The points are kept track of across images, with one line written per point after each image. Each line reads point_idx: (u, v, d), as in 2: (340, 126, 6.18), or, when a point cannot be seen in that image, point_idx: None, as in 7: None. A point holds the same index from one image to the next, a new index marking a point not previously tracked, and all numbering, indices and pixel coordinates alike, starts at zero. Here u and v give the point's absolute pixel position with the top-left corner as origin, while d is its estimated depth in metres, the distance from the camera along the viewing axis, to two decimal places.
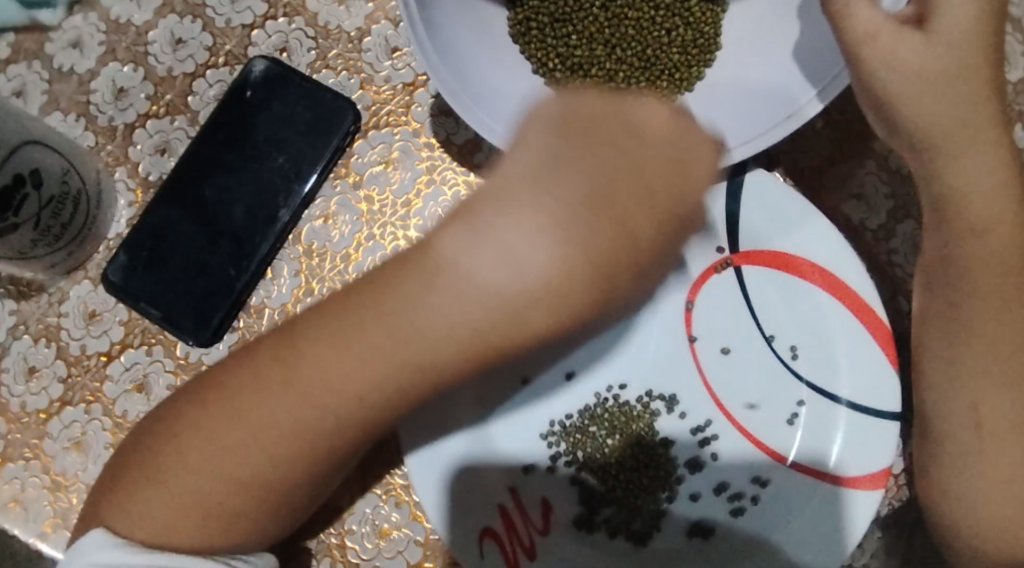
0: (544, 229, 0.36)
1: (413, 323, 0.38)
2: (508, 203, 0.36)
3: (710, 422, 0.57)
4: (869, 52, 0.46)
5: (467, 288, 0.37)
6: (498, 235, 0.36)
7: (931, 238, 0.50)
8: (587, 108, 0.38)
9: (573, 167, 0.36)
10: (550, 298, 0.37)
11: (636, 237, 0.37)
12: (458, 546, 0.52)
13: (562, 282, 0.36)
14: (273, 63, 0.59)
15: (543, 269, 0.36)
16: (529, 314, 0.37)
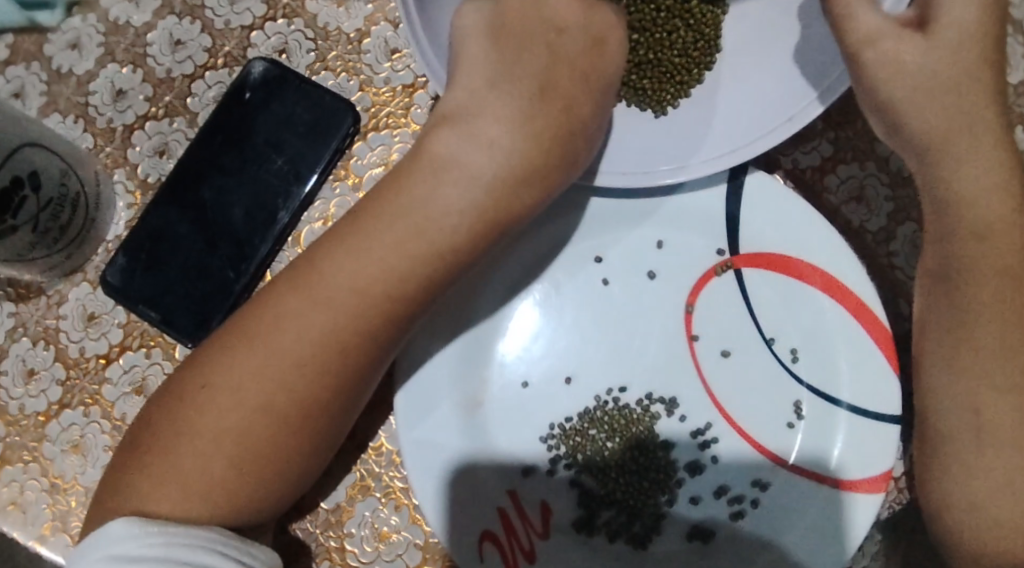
0: (511, 118, 0.47)
1: (426, 211, 0.46)
2: (481, 105, 0.48)
3: (710, 425, 0.57)
4: (871, 55, 0.46)
5: (461, 172, 0.47)
6: (476, 127, 0.47)
7: (931, 240, 0.50)
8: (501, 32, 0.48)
9: (514, 74, 0.48)
10: (527, 169, 0.47)
11: (577, 116, 0.48)
12: (453, 542, 0.53)
13: (532, 155, 0.47)
14: (272, 65, 0.59)
15: (515, 147, 0.47)
16: (519, 188, 0.47)
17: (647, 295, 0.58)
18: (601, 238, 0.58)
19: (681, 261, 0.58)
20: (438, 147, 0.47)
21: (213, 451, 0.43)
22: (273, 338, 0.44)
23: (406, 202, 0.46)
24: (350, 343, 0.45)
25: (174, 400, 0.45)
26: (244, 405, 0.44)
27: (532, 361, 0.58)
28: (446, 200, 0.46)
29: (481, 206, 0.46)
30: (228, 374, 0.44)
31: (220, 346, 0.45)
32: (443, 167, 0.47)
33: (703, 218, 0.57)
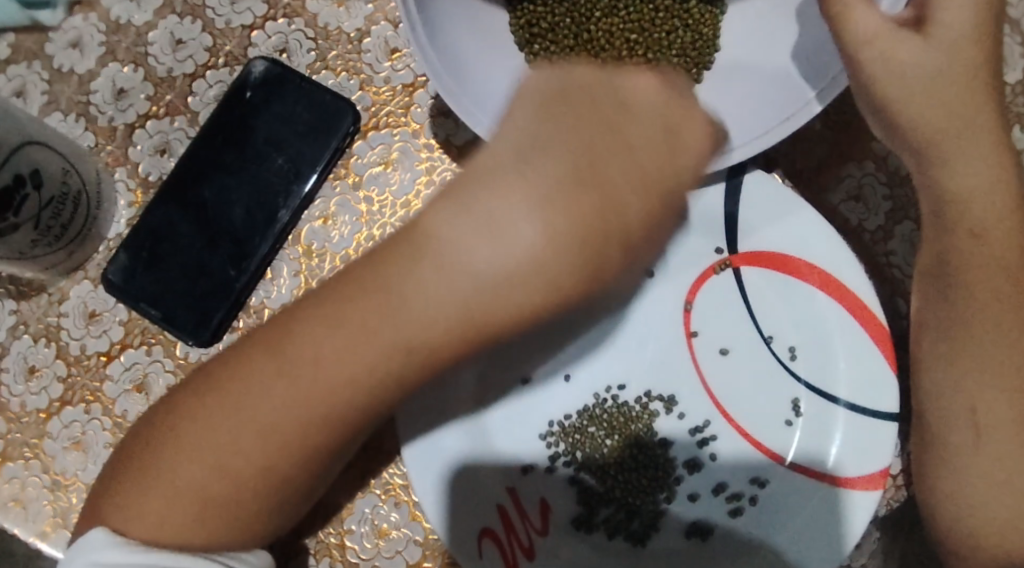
0: (533, 203, 0.37)
1: (402, 306, 0.38)
2: (496, 178, 0.37)
3: (708, 422, 0.57)
4: (868, 55, 0.46)
5: (458, 265, 0.37)
6: (487, 209, 0.37)
7: (928, 239, 0.50)
8: (568, 89, 0.40)
9: (558, 141, 0.38)
10: (534, 276, 0.37)
11: (624, 209, 0.38)
12: (452, 542, 0.53)
13: (542, 254, 0.37)
14: (273, 64, 0.59)
15: (525, 246, 0.37)
16: (516, 291, 0.37)
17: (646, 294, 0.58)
18: None
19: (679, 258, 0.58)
20: (437, 226, 0.38)
21: (177, 499, 0.41)
22: (240, 391, 0.40)
23: (393, 287, 0.38)
24: (315, 421, 0.39)
25: (146, 438, 0.43)
26: (206, 461, 0.40)
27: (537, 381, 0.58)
28: (435, 290, 0.37)
29: (469, 304, 0.37)
30: (195, 423, 0.41)
31: (189, 392, 0.42)
32: (438, 253, 0.37)
33: (701, 216, 0.57)
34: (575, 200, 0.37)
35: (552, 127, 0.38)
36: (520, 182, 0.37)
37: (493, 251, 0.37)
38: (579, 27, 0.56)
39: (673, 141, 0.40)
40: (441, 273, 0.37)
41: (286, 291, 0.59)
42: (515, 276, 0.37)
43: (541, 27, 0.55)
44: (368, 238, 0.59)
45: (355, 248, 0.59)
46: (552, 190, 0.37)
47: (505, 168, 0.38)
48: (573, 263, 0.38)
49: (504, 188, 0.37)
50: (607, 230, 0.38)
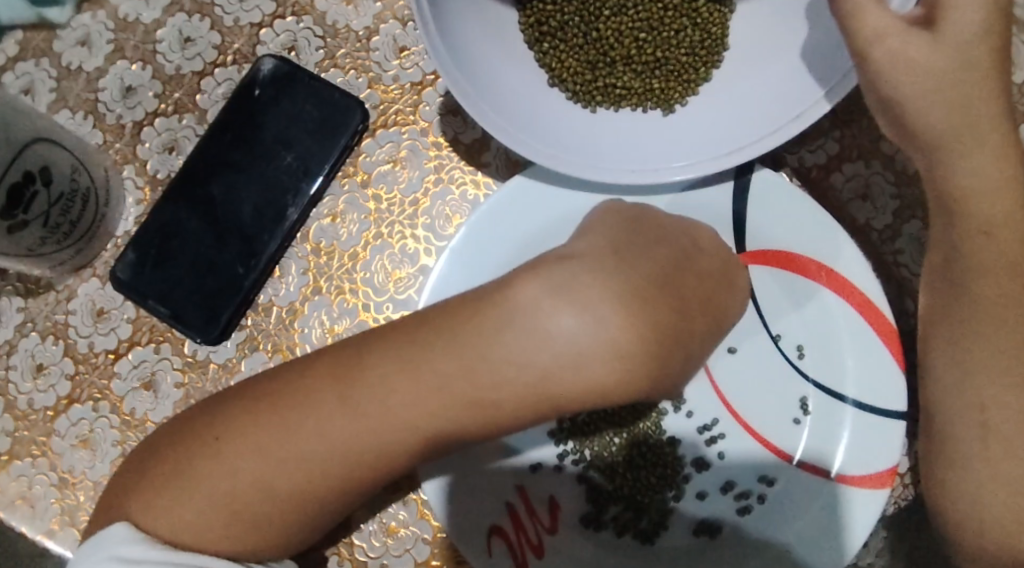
0: (617, 300, 0.44)
1: (488, 365, 0.43)
2: (583, 276, 0.44)
3: (717, 420, 0.57)
4: (878, 53, 0.46)
5: (542, 338, 0.43)
6: (582, 298, 0.43)
7: (937, 237, 0.50)
8: (650, 220, 0.51)
9: (643, 259, 0.46)
10: (609, 357, 0.43)
11: (686, 323, 0.47)
12: (462, 540, 0.54)
13: (617, 338, 0.43)
14: (282, 62, 0.59)
15: (602, 329, 0.43)
16: (593, 369, 0.43)
17: None
18: None
19: None
20: (524, 292, 0.44)
21: (208, 505, 0.43)
22: (294, 414, 0.44)
23: (479, 343, 0.43)
24: (372, 454, 0.44)
25: (185, 442, 0.45)
26: (246, 474, 0.43)
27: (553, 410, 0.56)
28: (516, 348, 0.43)
29: (544, 371, 0.43)
30: (241, 437, 0.44)
31: (238, 406, 0.45)
32: (524, 316, 0.44)
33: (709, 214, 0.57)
34: (647, 298, 0.45)
35: (631, 244, 0.47)
36: (600, 278, 0.44)
37: (578, 323, 0.43)
38: (588, 27, 0.56)
39: (729, 280, 0.51)
40: (528, 337, 0.43)
41: (294, 289, 0.59)
42: (587, 353, 0.43)
43: (551, 24, 0.55)
44: (376, 237, 0.59)
45: (363, 246, 0.59)
46: (637, 290, 0.44)
47: (600, 267, 0.45)
48: (646, 346, 0.44)
49: (593, 277, 0.44)
50: (671, 330, 0.45)
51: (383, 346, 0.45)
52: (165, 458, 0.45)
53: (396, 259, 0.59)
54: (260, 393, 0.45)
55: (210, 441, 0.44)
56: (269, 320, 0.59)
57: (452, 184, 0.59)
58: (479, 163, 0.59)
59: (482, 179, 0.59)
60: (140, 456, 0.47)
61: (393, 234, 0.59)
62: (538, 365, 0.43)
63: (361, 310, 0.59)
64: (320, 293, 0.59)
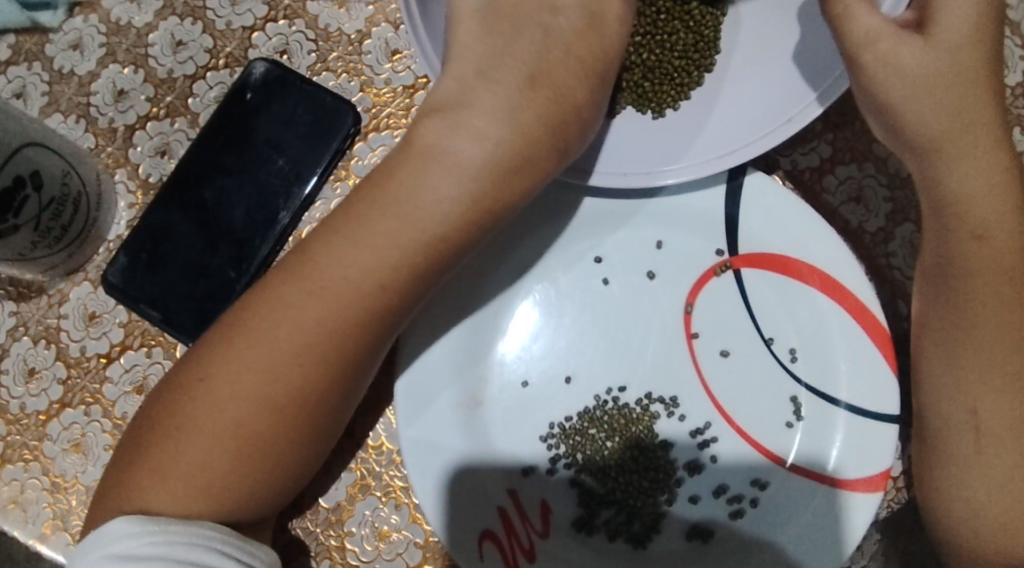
0: (500, 109, 0.48)
1: (415, 202, 0.47)
2: (470, 93, 0.49)
3: (709, 424, 0.57)
4: (869, 57, 0.46)
5: (455, 161, 0.48)
6: (470, 122, 0.48)
7: (929, 241, 0.50)
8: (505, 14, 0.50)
9: (502, 65, 0.49)
10: (522, 161, 0.48)
11: (574, 101, 0.49)
12: (453, 542, 0.53)
13: (521, 144, 0.48)
14: (273, 65, 0.59)
15: (503, 137, 0.48)
16: (513, 176, 0.48)
17: (645, 295, 0.58)
18: (602, 237, 0.58)
19: (678, 261, 0.58)
20: (430, 136, 0.48)
21: (212, 445, 0.44)
22: (269, 327, 0.45)
23: (400, 189, 0.47)
24: (343, 329, 0.46)
25: (172, 394, 0.46)
26: (238, 401, 0.44)
27: (546, 395, 0.57)
28: (434, 187, 0.47)
29: (474, 191, 0.47)
30: (225, 367, 0.45)
31: (213, 344, 0.46)
32: (436, 157, 0.48)
33: (701, 218, 0.57)
34: (531, 102, 0.49)
35: (499, 47, 0.50)
36: (491, 91, 0.49)
37: (475, 142, 0.48)
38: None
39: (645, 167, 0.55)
40: (446, 171, 0.47)
41: None
42: (501, 167, 0.48)
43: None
44: None
45: None
46: (518, 99, 0.49)
47: (473, 92, 0.49)
48: (543, 137, 0.48)
49: (474, 111, 0.48)
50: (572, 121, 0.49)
51: (331, 237, 0.47)
52: (156, 413, 0.46)
53: None
54: (228, 328, 0.46)
55: (196, 382, 0.45)
56: None
57: None
58: None
59: None
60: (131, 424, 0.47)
61: None
62: (466, 186, 0.47)
63: None
64: None
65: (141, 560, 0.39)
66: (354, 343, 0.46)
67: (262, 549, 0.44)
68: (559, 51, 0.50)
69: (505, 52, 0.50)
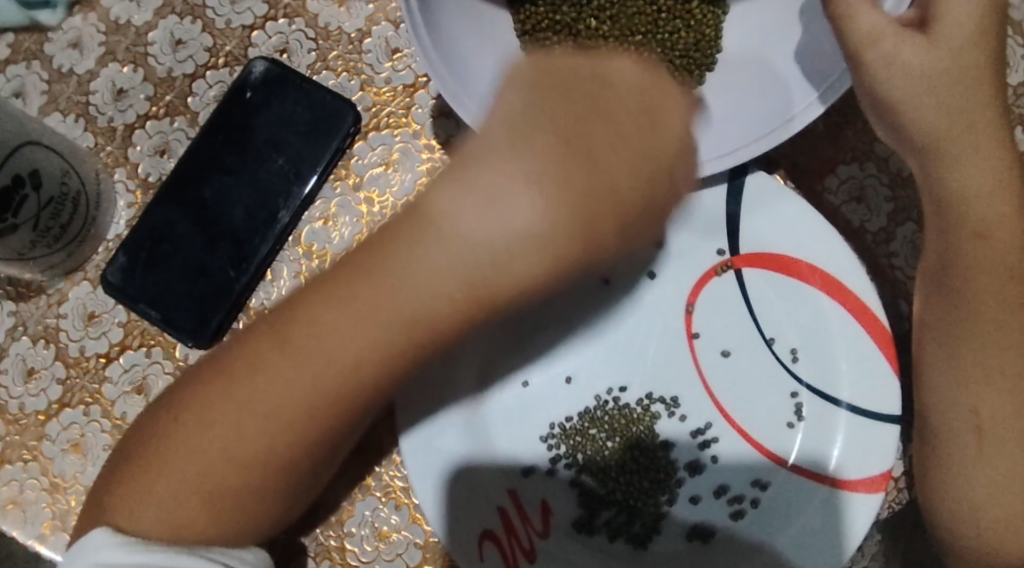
0: (526, 174, 0.36)
1: (403, 279, 0.37)
2: (486, 162, 0.37)
3: (709, 425, 0.57)
4: (872, 56, 0.46)
5: (457, 237, 0.36)
6: (490, 187, 0.36)
7: (931, 240, 0.50)
8: (554, 67, 0.39)
9: (537, 116, 0.37)
10: (544, 245, 0.37)
11: (615, 187, 0.37)
12: (453, 543, 0.52)
13: (536, 238, 0.37)
14: (273, 64, 0.59)
15: (523, 228, 0.36)
16: (523, 259, 0.37)
17: (646, 294, 0.58)
18: None
19: (679, 260, 0.58)
20: (438, 200, 0.37)
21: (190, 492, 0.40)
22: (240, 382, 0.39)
23: (392, 263, 0.37)
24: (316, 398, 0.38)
25: (152, 431, 0.42)
26: (212, 453, 0.40)
27: (546, 399, 0.58)
28: (431, 261, 0.37)
29: (469, 274, 0.36)
30: (197, 417, 0.40)
31: (194, 379, 0.42)
32: (438, 227, 0.37)
33: (704, 217, 0.57)
34: (558, 148, 0.36)
35: (536, 105, 0.37)
36: (519, 170, 0.36)
37: (485, 217, 0.36)
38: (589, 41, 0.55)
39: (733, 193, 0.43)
40: (443, 249, 0.36)
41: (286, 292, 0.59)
42: (505, 262, 0.37)
43: (549, 32, 0.55)
44: None
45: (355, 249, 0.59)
46: (549, 170, 0.36)
47: (500, 147, 0.37)
48: (559, 239, 0.37)
49: (496, 168, 0.36)
50: (604, 212, 0.37)
51: (311, 295, 0.39)
52: (138, 446, 0.43)
53: None
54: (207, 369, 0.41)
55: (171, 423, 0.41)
56: None
57: None
58: None
59: None
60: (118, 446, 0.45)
61: None
62: (463, 269, 0.36)
63: None
64: None
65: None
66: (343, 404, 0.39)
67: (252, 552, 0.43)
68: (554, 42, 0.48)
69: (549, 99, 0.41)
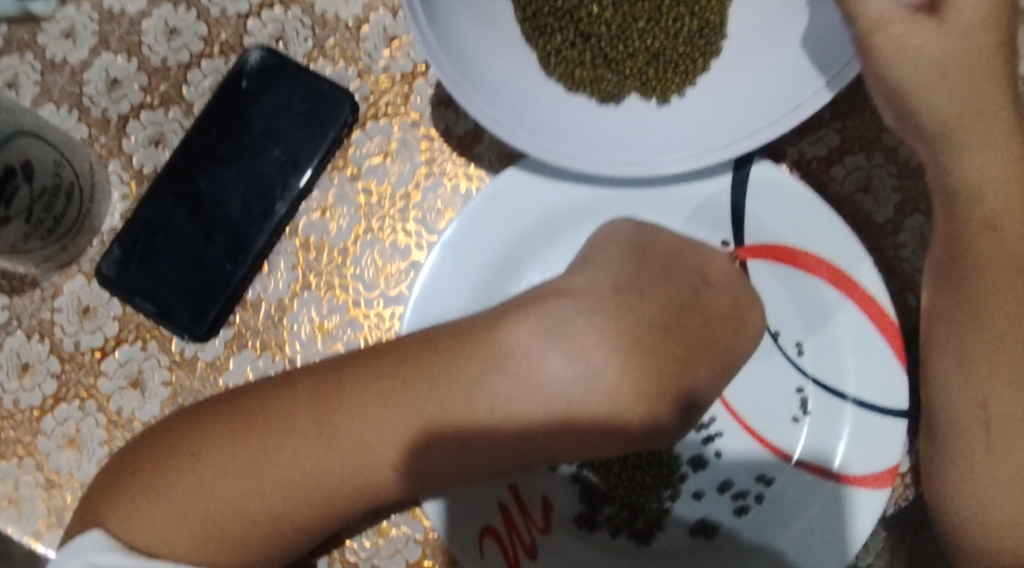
0: (610, 342, 0.45)
1: (470, 407, 0.44)
2: (580, 323, 0.45)
3: (714, 419, 0.56)
4: (880, 43, 0.44)
5: (534, 382, 0.44)
6: (574, 338, 0.45)
7: (941, 231, 0.49)
8: (662, 248, 0.50)
9: (636, 306, 0.46)
10: (602, 409, 0.44)
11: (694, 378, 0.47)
12: (455, 541, 0.52)
13: (605, 411, 0.44)
14: (268, 53, 0.58)
15: (595, 385, 0.44)
16: (575, 426, 0.44)
17: None
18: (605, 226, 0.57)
19: None
20: (522, 336, 0.45)
21: (188, 522, 0.43)
22: (272, 436, 0.44)
23: (463, 393, 0.44)
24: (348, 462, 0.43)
25: (164, 455, 0.45)
26: (219, 494, 0.43)
27: None
28: (501, 388, 0.44)
29: (530, 421, 0.44)
30: (219, 455, 0.44)
31: (222, 416, 0.45)
32: (515, 360, 0.45)
33: (711, 208, 0.56)
34: (655, 361, 0.45)
35: (644, 281, 0.48)
36: (608, 322, 0.45)
37: (565, 370, 0.44)
38: (589, 28, 0.54)
39: (739, 320, 0.49)
40: (515, 382, 0.44)
41: (283, 285, 0.58)
42: (575, 405, 0.44)
43: (551, 19, 0.53)
44: (367, 232, 0.58)
45: (353, 241, 0.58)
46: (631, 343, 0.45)
47: (601, 298, 0.46)
48: (628, 414, 0.45)
49: (593, 316, 0.46)
50: (668, 389, 0.45)
51: (367, 374, 0.45)
52: (148, 464, 0.45)
53: (387, 254, 0.58)
54: (244, 412, 0.45)
55: (188, 457, 0.44)
56: (258, 316, 0.58)
57: (444, 177, 0.58)
58: (472, 156, 0.58)
59: (474, 172, 0.58)
60: (122, 460, 0.47)
61: (383, 228, 0.58)
62: (528, 412, 0.44)
63: (351, 306, 0.58)
64: (310, 289, 0.58)
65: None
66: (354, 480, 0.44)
67: None
68: None
69: (640, 272, 0.48)
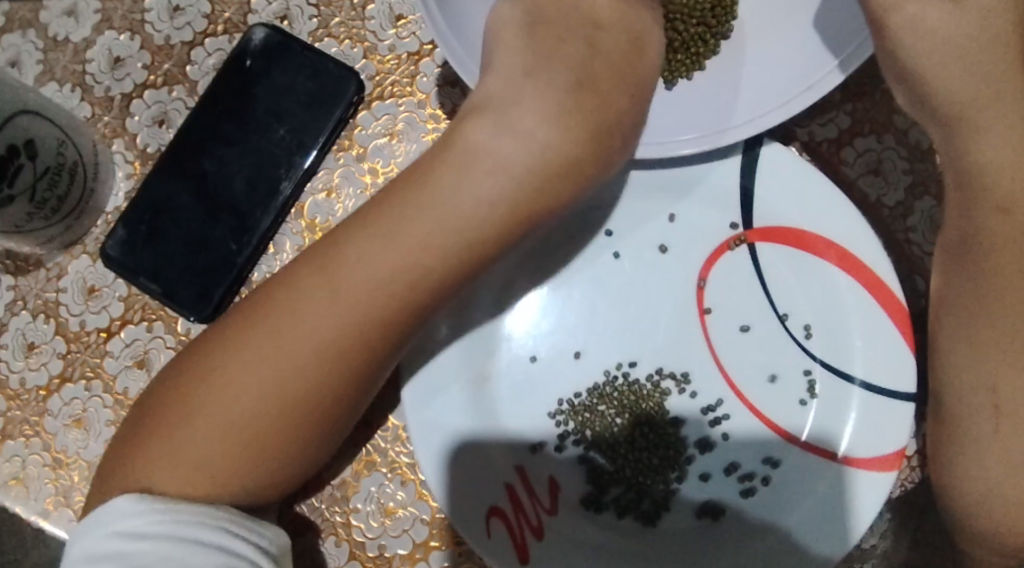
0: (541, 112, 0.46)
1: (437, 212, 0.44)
2: (511, 96, 0.46)
3: (721, 401, 0.56)
4: (897, 20, 0.45)
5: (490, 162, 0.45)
6: (507, 120, 0.46)
7: (952, 213, 0.48)
8: (544, 31, 0.48)
9: (544, 74, 0.47)
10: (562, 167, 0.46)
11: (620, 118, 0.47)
12: (459, 518, 0.52)
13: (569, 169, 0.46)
14: (273, 31, 0.57)
15: (546, 147, 0.45)
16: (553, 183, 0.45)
17: (658, 270, 0.57)
18: (613, 210, 0.57)
19: (689, 236, 0.57)
20: (464, 144, 0.45)
21: (217, 439, 0.42)
22: (283, 327, 0.43)
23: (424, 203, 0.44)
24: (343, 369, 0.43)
25: (182, 378, 0.44)
26: (225, 426, 0.42)
27: (558, 380, 0.56)
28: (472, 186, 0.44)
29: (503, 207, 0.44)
30: (235, 364, 0.43)
31: (235, 329, 0.43)
32: (478, 156, 0.45)
33: (719, 192, 0.56)
34: (578, 107, 0.46)
35: (539, 57, 0.47)
36: (536, 92, 0.46)
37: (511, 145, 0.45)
38: None
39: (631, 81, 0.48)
40: (481, 178, 0.44)
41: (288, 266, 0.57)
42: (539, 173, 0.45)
43: None
44: None
45: None
46: (559, 108, 0.46)
47: (514, 88, 0.46)
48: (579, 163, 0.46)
49: (518, 93, 0.46)
50: (605, 133, 0.46)
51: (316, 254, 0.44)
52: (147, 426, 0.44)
53: None
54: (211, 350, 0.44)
55: (207, 371, 0.43)
56: None
57: None
58: None
59: None
60: (143, 397, 0.46)
61: None
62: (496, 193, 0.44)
63: None
64: None
65: (141, 541, 0.40)
66: (364, 346, 0.43)
67: (273, 531, 0.45)
68: (601, 54, 0.47)
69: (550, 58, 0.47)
